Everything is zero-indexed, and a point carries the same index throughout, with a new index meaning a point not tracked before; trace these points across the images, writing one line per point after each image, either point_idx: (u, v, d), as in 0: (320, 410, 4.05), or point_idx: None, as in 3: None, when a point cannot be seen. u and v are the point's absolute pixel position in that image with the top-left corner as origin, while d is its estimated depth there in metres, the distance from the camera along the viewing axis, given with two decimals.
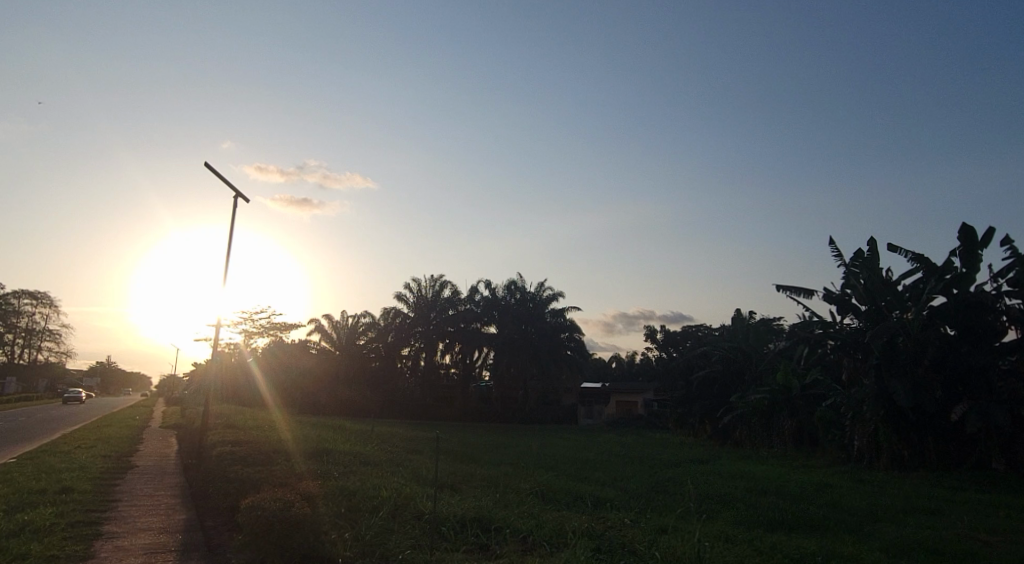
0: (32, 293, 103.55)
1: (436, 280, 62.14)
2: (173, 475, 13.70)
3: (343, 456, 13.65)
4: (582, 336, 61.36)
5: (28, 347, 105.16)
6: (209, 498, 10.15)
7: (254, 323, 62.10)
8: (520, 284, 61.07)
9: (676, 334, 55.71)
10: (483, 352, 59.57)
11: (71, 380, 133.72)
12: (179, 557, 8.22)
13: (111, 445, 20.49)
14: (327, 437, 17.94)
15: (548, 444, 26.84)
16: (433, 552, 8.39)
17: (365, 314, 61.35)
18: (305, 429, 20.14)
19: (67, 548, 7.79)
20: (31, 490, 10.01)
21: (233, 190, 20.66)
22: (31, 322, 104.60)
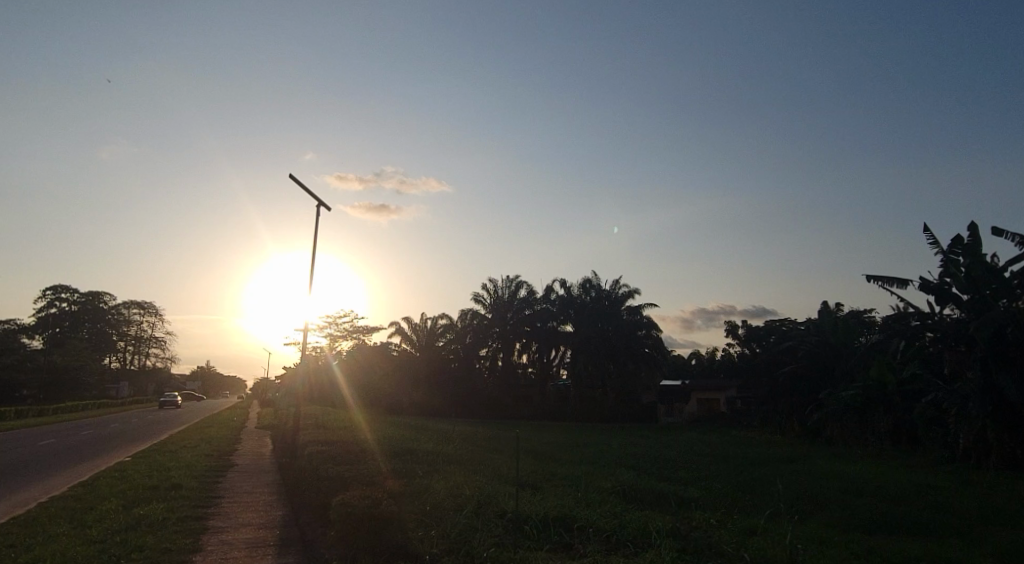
0: (139, 303, 111.78)
1: (512, 280, 62.96)
2: (269, 474, 14.29)
3: (423, 455, 13.92)
4: (659, 333, 60.03)
5: (138, 354, 113.51)
6: (301, 495, 10.61)
7: (337, 326, 64.80)
8: (595, 282, 60.14)
9: (759, 328, 53.37)
10: (560, 351, 60.75)
11: (177, 385, 143.44)
12: (277, 552, 8.62)
13: (215, 445, 21.78)
14: (412, 437, 18.35)
15: (626, 442, 26.50)
16: (518, 551, 8.45)
17: (444, 315, 62.80)
18: (389, 430, 20.59)
19: (178, 540, 8.33)
20: (146, 487, 10.78)
21: (315, 200, 21.36)
22: (140, 330, 112.82)
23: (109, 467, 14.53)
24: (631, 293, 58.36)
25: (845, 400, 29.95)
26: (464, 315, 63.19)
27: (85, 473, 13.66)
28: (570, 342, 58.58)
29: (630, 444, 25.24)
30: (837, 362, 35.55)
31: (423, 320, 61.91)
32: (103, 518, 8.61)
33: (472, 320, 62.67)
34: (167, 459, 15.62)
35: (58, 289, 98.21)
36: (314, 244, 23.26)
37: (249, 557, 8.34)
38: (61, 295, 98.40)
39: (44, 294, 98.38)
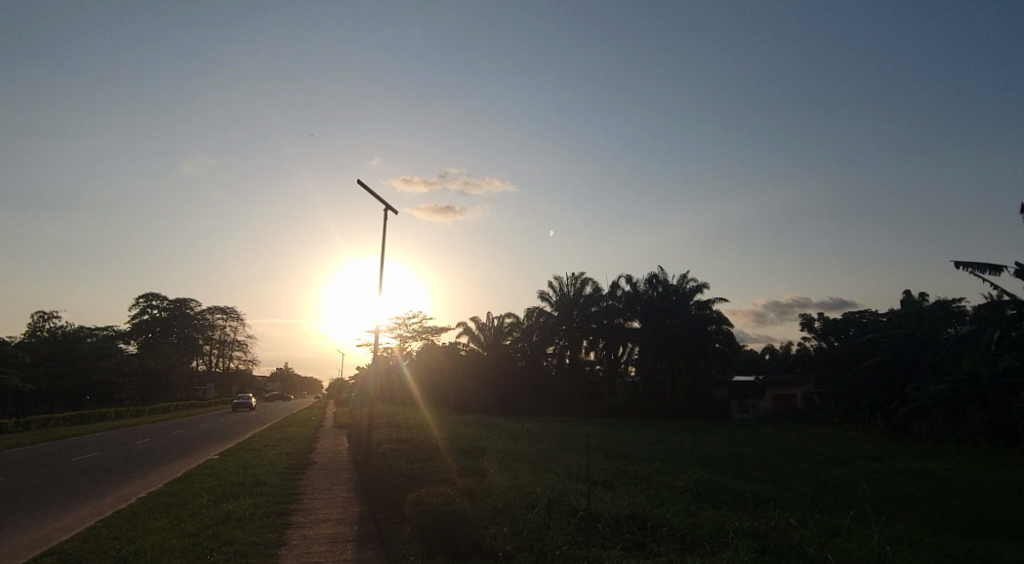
0: (222, 309, 117.56)
1: (577, 277, 62.58)
2: (346, 472, 14.70)
3: (494, 453, 14.06)
4: (731, 327, 59.43)
5: (222, 356, 119.54)
6: (377, 493, 10.87)
7: (405, 327, 66.19)
8: (661, 277, 59.74)
9: (836, 321, 51.82)
10: (629, 348, 59.91)
11: (259, 386, 150.30)
12: (356, 547, 8.87)
13: (297, 444, 22.58)
14: (484, 437, 18.52)
15: (699, 439, 26.03)
16: (591, 548, 8.42)
17: (510, 314, 63.22)
18: (461, 430, 20.74)
19: (264, 535, 8.69)
20: (234, 483, 11.35)
21: (384, 205, 21.85)
22: (224, 334, 118.80)
23: (200, 464, 15.27)
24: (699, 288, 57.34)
25: (934, 394, 28.39)
26: (530, 314, 63.36)
27: (178, 472, 14.32)
28: (638, 339, 58.13)
29: (704, 442, 24.73)
30: (923, 355, 33.77)
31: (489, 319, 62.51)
32: (195, 512, 9.08)
33: (538, 318, 62.74)
34: (253, 458, 16.32)
35: (149, 297, 104.58)
36: (383, 250, 22.84)
37: (330, 552, 8.60)
38: (152, 302, 104.74)
39: (137, 302, 105.01)
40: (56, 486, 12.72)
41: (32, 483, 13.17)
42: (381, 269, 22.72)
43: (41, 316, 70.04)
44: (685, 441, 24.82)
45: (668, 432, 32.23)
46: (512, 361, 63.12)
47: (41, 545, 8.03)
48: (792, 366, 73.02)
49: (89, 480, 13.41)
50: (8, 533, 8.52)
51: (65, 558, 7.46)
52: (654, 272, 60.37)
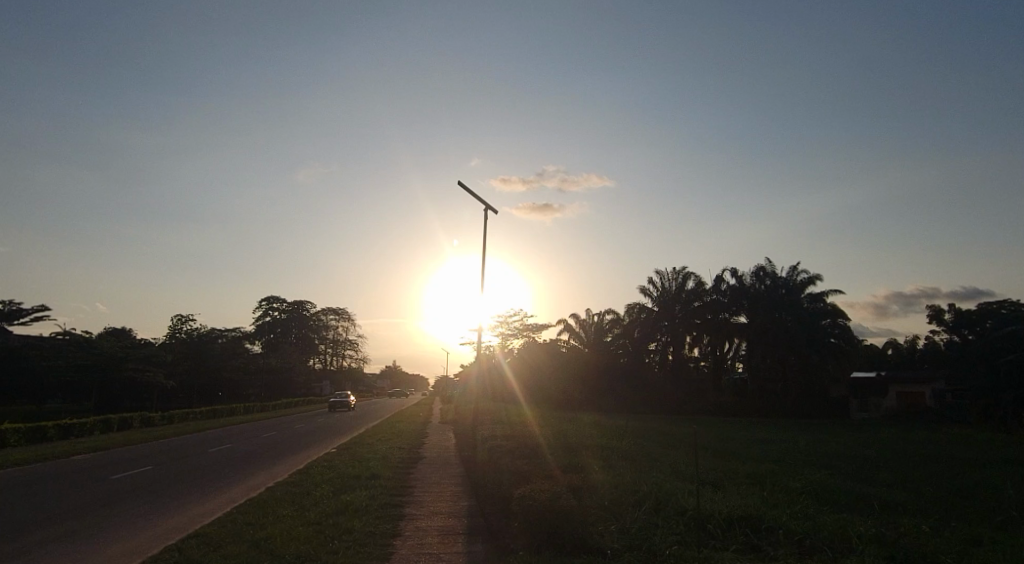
0: (334, 309, 124.70)
1: (679, 271, 60.98)
2: (454, 467, 15.13)
3: (599, 451, 14.02)
4: (847, 321, 56.53)
5: (337, 355, 126.84)
6: (485, 487, 11.15)
7: (507, 325, 67.62)
8: (769, 270, 57.37)
9: (970, 312, 47.86)
10: (734, 344, 57.72)
11: (371, 383, 158.01)
12: (466, 540, 9.07)
13: (408, 440, 23.41)
14: (587, 434, 18.51)
15: (820, 439, 24.84)
16: (701, 550, 8.19)
17: (611, 311, 63.02)
18: (565, 426, 20.95)
19: (379, 526, 9.08)
20: (351, 476, 11.96)
21: (484, 207, 22.39)
22: (338, 334, 126.11)
23: (323, 457, 16.22)
24: (811, 279, 54.58)
25: None
26: (631, 309, 62.83)
27: (299, 464, 15.14)
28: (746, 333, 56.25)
29: (827, 441, 23.78)
30: None
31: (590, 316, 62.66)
32: (316, 502, 9.62)
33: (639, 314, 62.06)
34: (368, 452, 17.08)
35: (271, 299, 111.92)
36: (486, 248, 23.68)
37: (442, 544, 8.86)
38: (273, 304, 112.12)
39: (260, 304, 112.72)
40: (195, 475, 13.82)
41: (174, 472, 14.37)
42: (483, 269, 23.63)
43: (180, 319, 76.42)
44: (804, 440, 23.84)
45: (788, 431, 31.01)
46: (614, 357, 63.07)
47: (183, 530, 8.69)
48: (918, 361, 67.90)
49: (226, 470, 14.48)
50: (158, 517, 9.36)
51: (207, 540, 8.11)
52: (761, 265, 57.94)
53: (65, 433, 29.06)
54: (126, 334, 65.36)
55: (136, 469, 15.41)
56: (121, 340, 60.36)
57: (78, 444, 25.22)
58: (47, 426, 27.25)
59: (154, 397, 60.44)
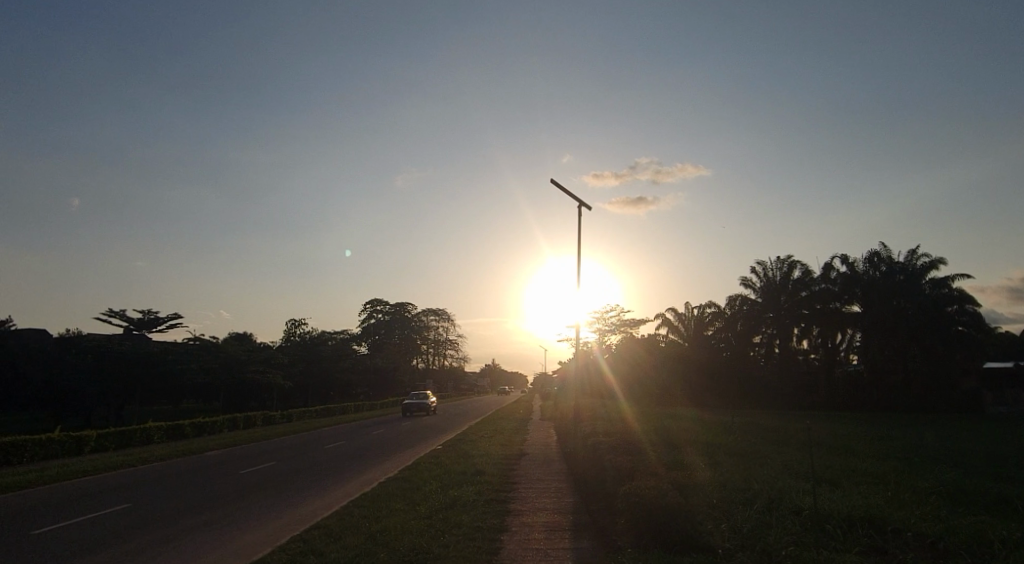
0: (435, 310, 129.34)
1: (783, 260, 59.57)
2: (556, 463, 15.24)
3: (705, 448, 13.71)
4: (977, 307, 52.36)
5: (439, 354, 131.30)
6: (588, 482, 11.16)
7: (605, 321, 67.47)
8: (884, 255, 53.94)
9: None
10: (848, 335, 55.66)
11: (473, 382, 162.39)
12: (572, 536, 9.09)
13: (510, 436, 23.64)
14: (690, 430, 18.20)
15: (953, 436, 22.99)
16: (820, 551, 7.80)
17: (711, 304, 61.54)
18: (668, 422, 20.68)
19: (487, 521, 9.25)
20: (457, 472, 12.27)
21: (577, 202, 23.01)
22: (439, 334, 130.56)
23: (428, 454, 16.71)
24: (934, 265, 50.86)
25: None
26: (733, 303, 60.72)
27: (409, 460, 15.68)
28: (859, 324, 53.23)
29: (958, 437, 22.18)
30: None
31: (689, 310, 61.18)
32: (425, 498, 9.93)
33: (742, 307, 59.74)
34: (470, 448, 17.49)
35: (375, 302, 116.88)
36: (582, 245, 24.32)
37: (549, 539, 8.92)
38: (377, 306, 116.99)
39: (365, 307, 117.90)
40: (313, 470, 14.60)
41: (294, 468, 15.23)
42: (580, 264, 24.79)
43: (293, 323, 81.16)
44: (931, 437, 22.32)
45: (920, 427, 28.98)
46: (716, 352, 61.59)
47: (302, 524, 9.15)
48: None
49: (342, 466, 15.23)
50: (282, 509, 9.98)
51: (329, 532, 8.56)
52: (875, 250, 54.53)
53: (200, 430, 31.47)
54: (247, 339, 70.13)
55: (260, 464, 16.45)
56: (244, 345, 64.75)
57: (207, 441, 27.11)
58: (183, 423, 29.57)
59: (273, 397, 64.54)
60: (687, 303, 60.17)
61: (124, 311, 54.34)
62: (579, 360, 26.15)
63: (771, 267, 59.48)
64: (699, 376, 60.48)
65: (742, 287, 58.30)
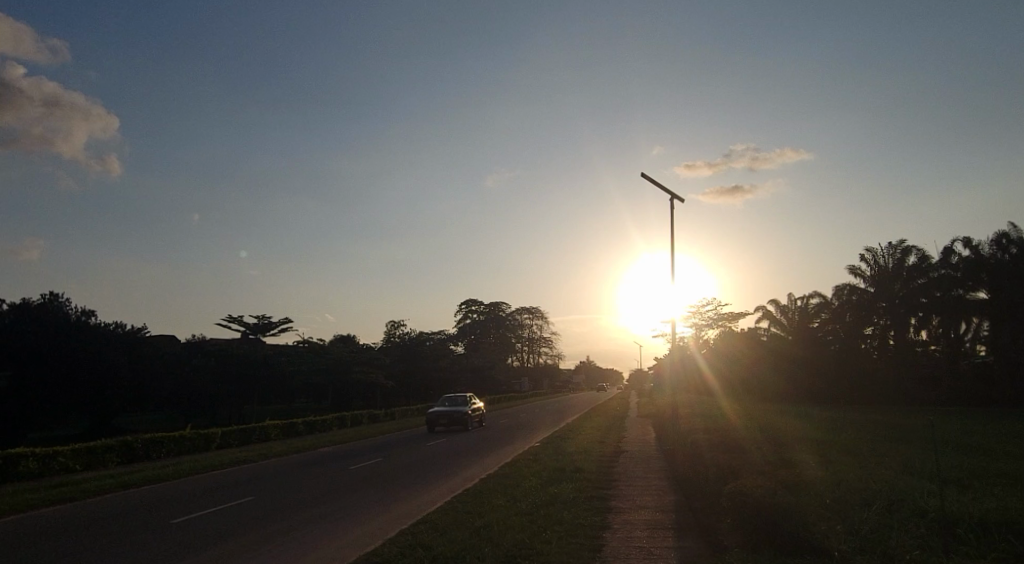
0: (528, 309, 130.86)
1: (897, 246, 57.14)
2: (657, 461, 14.98)
3: (816, 446, 13.09)
4: None
5: (533, 352, 132.65)
6: (690, 481, 10.94)
7: (702, 315, 65.55)
8: (1014, 236, 49.10)
9: None
10: (974, 324, 51.42)
11: (567, 380, 162.96)
12: (675, 535, 8.91)
13: (603, 434, 23.24)
14: (800, 427, 17.41)
15: None
16: (950, 556, 7.25)
17: (816, 295, 58.61)
18: (777, 420, 19.94)
19: (589, 518, 9.25)
20: (557, 468, 12.34)
21: (669, 194, 23.21)
22: (533, 332, 131.80)
23: (525, 451, 16.87)
24: None
25: None
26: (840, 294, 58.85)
27: (507, 457, 15.85)
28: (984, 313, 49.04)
29: None
30: None
31: (792, 302, 58.27)
32: (527, 494, 10.06)
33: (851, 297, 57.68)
34: (568, 445, 17.48)
35: (470, 302, 119.27)
36: (671, 238, 23.93)
37: (652, 537, 8.81)
38: (472, 307, 119.31)
39: (461, 308, 120.44)
40: (415, 466, 15.08)
41: (399, 464, 15.79)
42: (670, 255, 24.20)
43: (393, 324, 84.23)
44: None
45: None
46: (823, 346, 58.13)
47: (409, 518, 9.48)
48: None
49: (441, 463, 15.63)
50: (391, 503, 10.39)
51: (435, 526, 8.84)
52: (1003, 231, 49.98)
53: (312, 428, 33.28)
54: (351, 340, 73.52)
55: (367, 460, 17.14)
56: (347, 346, 67.65)
57: (318, 438, 28.54)
58: (296, 421, 31.30)
59: (376, 396, 67.19)
60: (790, 294, 57.37)
61: (240, 317, 58.38)
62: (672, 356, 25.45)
63: (883, 254, 57.38)
64: (799, 371, 57.42)
65: (850, 277, 55.26)
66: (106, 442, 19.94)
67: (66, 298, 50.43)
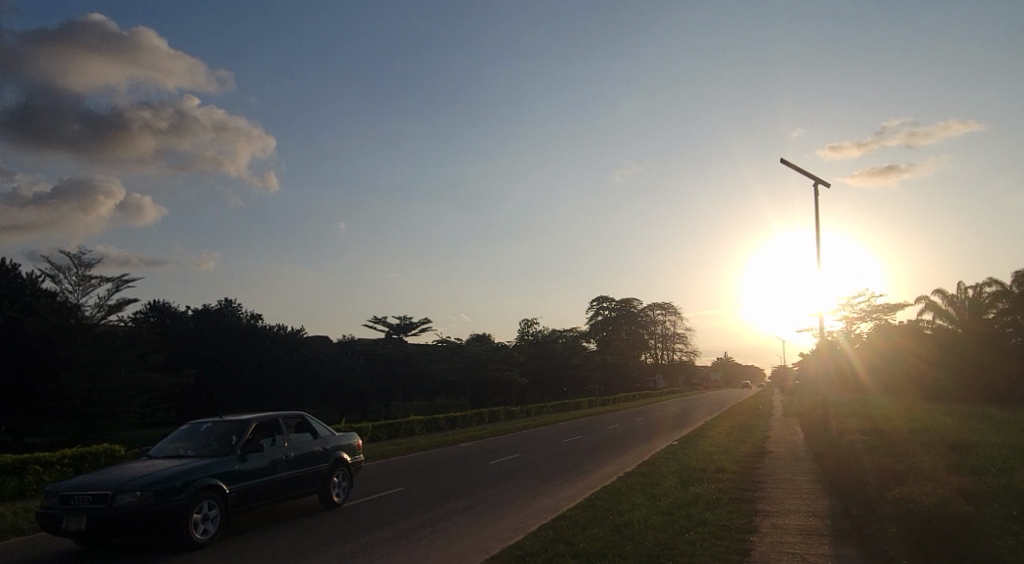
0: (660, 304, 128.72)
1: None
2: (806, 462, 14.15)
3: (997, 451, 11.70)
4: None
5: (667, 349, 130.17)
6: (847, 487, 10.16)
7: (853, 308, 61.00)
8: None
9: None
10: None
11: (704, 377, 158.03)
12: (832, 542, 8.34)
13: (750, 434, 22.29)
14: (983, 431, 15.64)
15: None
16: None
17: (992, 283, 52.41)
18: (958, 422, 18.03)
19: (734, 520, 8.89)
20: (696, 468, 11.98)
21: (814, 180, 22.55)
22: (666, 328, 129.43)
23: (662, 450, 16.47)
24: None
25: None
26: (1020, 281, 52.34)
27: (644, 456, 15.54)
28: None
29: None
30: None
31: (961, 291, 52.71)
32: (667, 493, 9.83)
33: None
34: (710, 444, 16.95)
35: (601, 300, 118.28)
36: (816, 223, 23.29)
37: (806, 544, 8.30)
38: (604, 304, 118.92)
39: (591, 306, 120.24)
40: (550, 463, 15.17)
41: (534, 461, 15.92)
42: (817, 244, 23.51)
43: (526, 323, 85.57)
44: None
45: None
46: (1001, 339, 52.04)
47: (547, 514, 9.59)
48: None
49: (575, 460, 15.62)
50: (529, 499, 10.55)
51: (575, 522, 8.87)
52: None
53: (453, 423, 34.74)
54: (485, 338, 75.87)
55: (502, 457, 17.42)
56: (482, 344, 69.81)
57: (460, 433, 29.78)
58: (438, 418, 32.77)
59: (509, 393, 68.70)
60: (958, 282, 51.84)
61: (383, 318, 62.21)
62: (824, 356, 23.98)
63: None
64: None
65: None
66: None
67: (237, 304, 55.84)
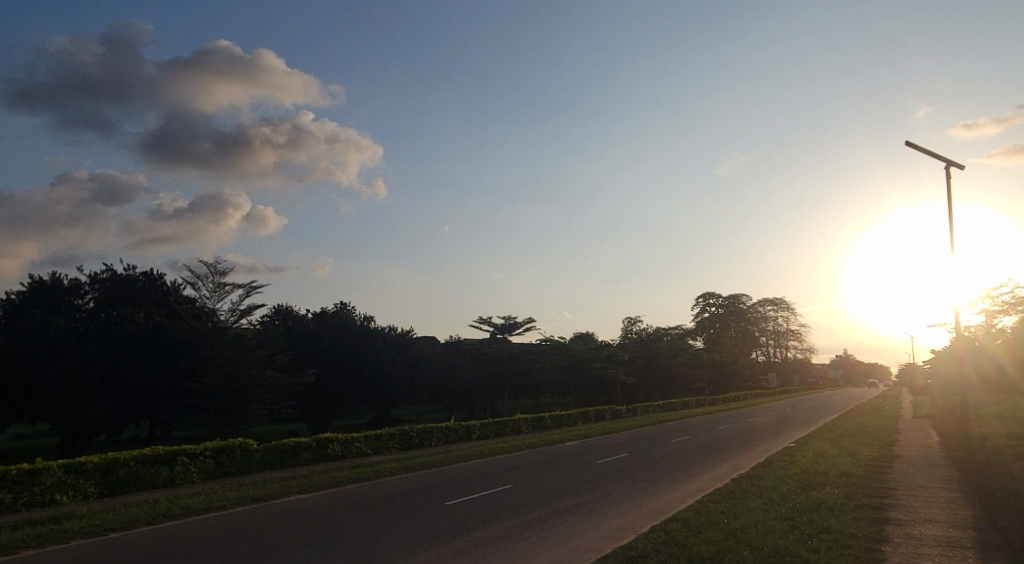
0: (772, 299, 123.12)
1: None
2: (944, 468, 13.09)
3: None
4: None
5: (779, 346, 124.37)
6: (993, 496, 9.28)
7: (995, 299, 55.46)
8: None
9: None
10: None
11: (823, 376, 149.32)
12: (978, 556, 7.64)
13: (879, 434, 20.90)
14: None
15: None
16: None
17: None
18: None
19: (861, 527, 8.37)
20: (818, 471, 11.35)
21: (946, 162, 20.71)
22: (778, 324, 123.63)
23: (781, 452, 15.75)
24: None
25: None
26: None
27: (761, 457, 14.91)
28: None
29: None
30: None
31: None
32: (786, 497, 9.40)
33: None
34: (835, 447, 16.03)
35: (707, 296, 114.43)
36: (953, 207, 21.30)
37: (946, 556, 7.66)
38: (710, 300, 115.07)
39: (697, 302, 116.84)
40: (660, 463, 14.90)
41: (645, 460, 15.70)
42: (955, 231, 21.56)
43: (629, 321, 84.32)
44: None
45: None
46: None
47: (658, 516, 9.41)
48: None
49: (686, 460, 15.24)
50: (641, 499, 10.39)
51: (688, 525, 8.66)
52: None
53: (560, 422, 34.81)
54: (589, 337, 75.41)
55: (610, 457, 17.30)
56: (585, 343, 69.38)
57: (569, 432, 29.87)
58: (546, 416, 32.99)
59: (615, 391, 67.89)
60: None
61: (484, 318, 63.25)
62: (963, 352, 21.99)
63: None
64: None
65: None
66: (390, 431, 22.91)
67: (348, 308, 58.61)
